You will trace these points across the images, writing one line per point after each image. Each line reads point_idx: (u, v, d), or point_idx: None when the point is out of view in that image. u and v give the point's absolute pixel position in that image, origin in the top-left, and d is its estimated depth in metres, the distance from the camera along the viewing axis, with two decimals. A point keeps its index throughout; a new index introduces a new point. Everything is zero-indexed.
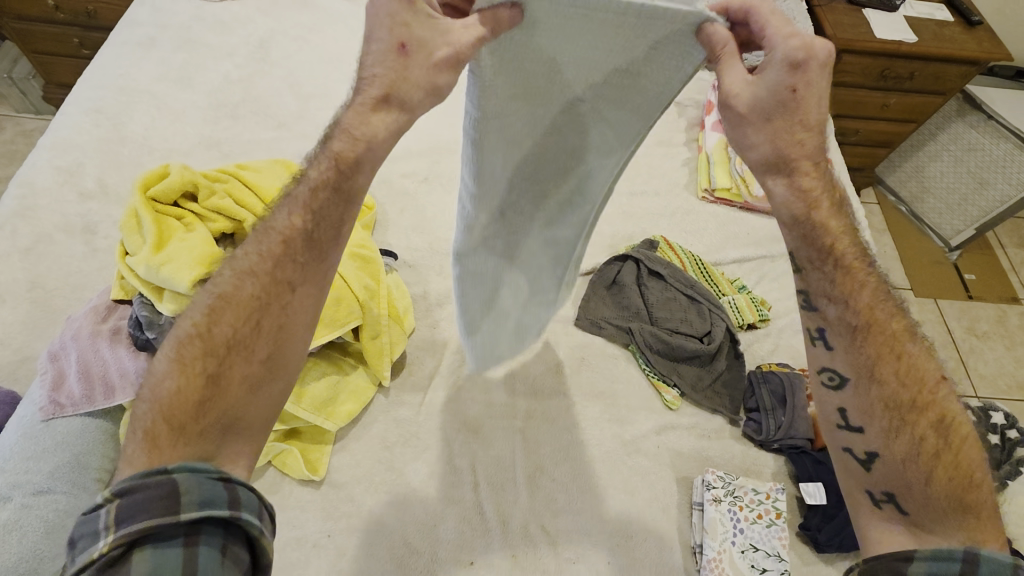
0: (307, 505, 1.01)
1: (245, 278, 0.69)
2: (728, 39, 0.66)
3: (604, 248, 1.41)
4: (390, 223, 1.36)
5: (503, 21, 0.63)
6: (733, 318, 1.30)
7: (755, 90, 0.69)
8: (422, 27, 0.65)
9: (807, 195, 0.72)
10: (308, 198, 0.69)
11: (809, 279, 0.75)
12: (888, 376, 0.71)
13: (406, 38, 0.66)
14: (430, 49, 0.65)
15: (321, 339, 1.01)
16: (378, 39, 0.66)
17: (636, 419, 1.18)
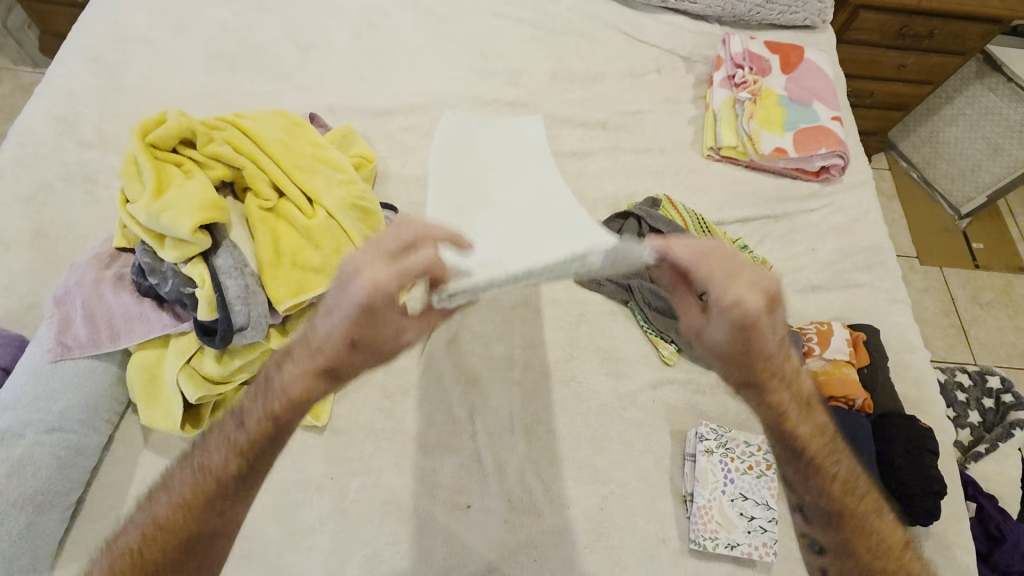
0: (309, 449, 1.04)
1: (150, 536, 0.71)
2: (704, 264, 0.73)
3: (606, 205, 1.40)
4: (390, 177, 1.36)
5: (437, 319, 0.74)
6: None
7: (710, 330, 0.78)
8: (375, 333, 0.69)
9: (803, 440, 0.83)
10: (274, 404, 0.74)
11: (811, 445, 0.83)
12: (833, 490, 0.83)
13: (357, 339, 0.69)
14: (382, 345, 0.71)
15: (321, 289, 1.00)
16: (333, 324, 0.69)
17: (632, 374, 1.19)
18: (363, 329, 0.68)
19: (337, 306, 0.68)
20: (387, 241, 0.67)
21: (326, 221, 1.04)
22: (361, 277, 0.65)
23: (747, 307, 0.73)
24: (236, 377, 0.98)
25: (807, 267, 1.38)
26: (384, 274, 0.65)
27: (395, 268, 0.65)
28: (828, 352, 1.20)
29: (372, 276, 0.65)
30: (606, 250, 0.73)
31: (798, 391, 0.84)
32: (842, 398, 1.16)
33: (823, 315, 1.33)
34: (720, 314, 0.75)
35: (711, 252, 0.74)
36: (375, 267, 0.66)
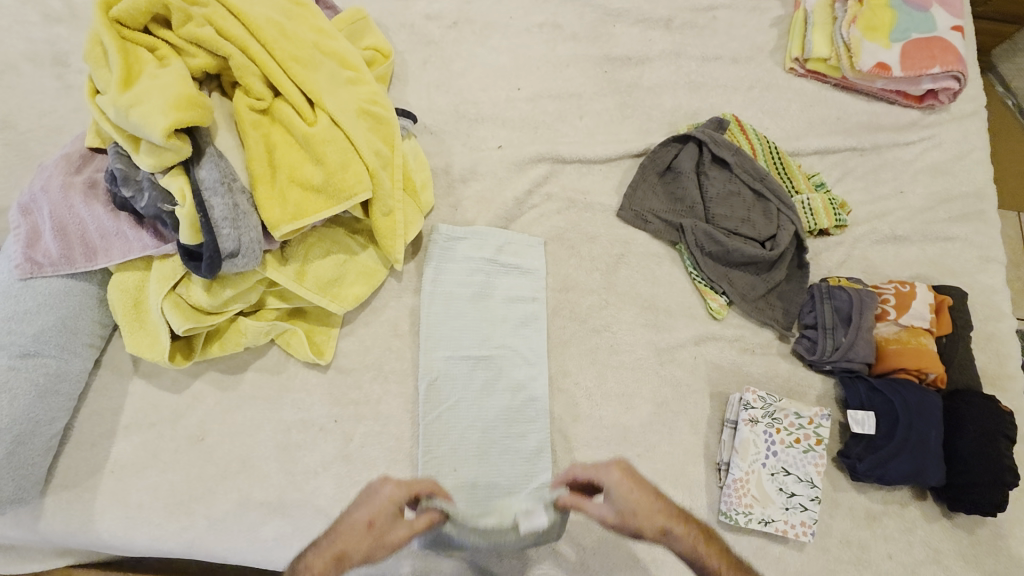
0: (312, 388, 0.95)
1: None
2: (569, 474, 0.84)
3: (661, 126, 1.19)
4: (409, 78, 1.15)
5: (432, 520, 0.77)
6: (804, 221, 1.10)
7: (597, 505, 0.81)
8: (384, 512, 0.78)
9: (695, 557, 0.80)
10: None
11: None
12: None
13: (375, 517, 0.78)
14: (385, 548, 0.76)
15: (323, 212, 0.85)
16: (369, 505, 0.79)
17: (674, 327, 1.06)
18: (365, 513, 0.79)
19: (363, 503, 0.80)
20: (389, 483, 0.81)
21: (330, 130, 0.86)
22: (381, 494, 0.80)
23: (649, 499, 0.80)
24: (229, 308, 0.87)
25: (891, 214, 1.18)
26: (390, 491, 0.79)
27: (398, 495, 0.79)
28: (906, 318, 1.02)
29: (382, 493, 0.80)
30: (546, 506, 0.82)
31: (704, 539, 0.81)
32: (914, 371, 1.00)
33: (904, 271, 1.14)
34: (633, 504, 0.80)
35: (636, 474, 0.83)
36: (382, 487, 0.80)
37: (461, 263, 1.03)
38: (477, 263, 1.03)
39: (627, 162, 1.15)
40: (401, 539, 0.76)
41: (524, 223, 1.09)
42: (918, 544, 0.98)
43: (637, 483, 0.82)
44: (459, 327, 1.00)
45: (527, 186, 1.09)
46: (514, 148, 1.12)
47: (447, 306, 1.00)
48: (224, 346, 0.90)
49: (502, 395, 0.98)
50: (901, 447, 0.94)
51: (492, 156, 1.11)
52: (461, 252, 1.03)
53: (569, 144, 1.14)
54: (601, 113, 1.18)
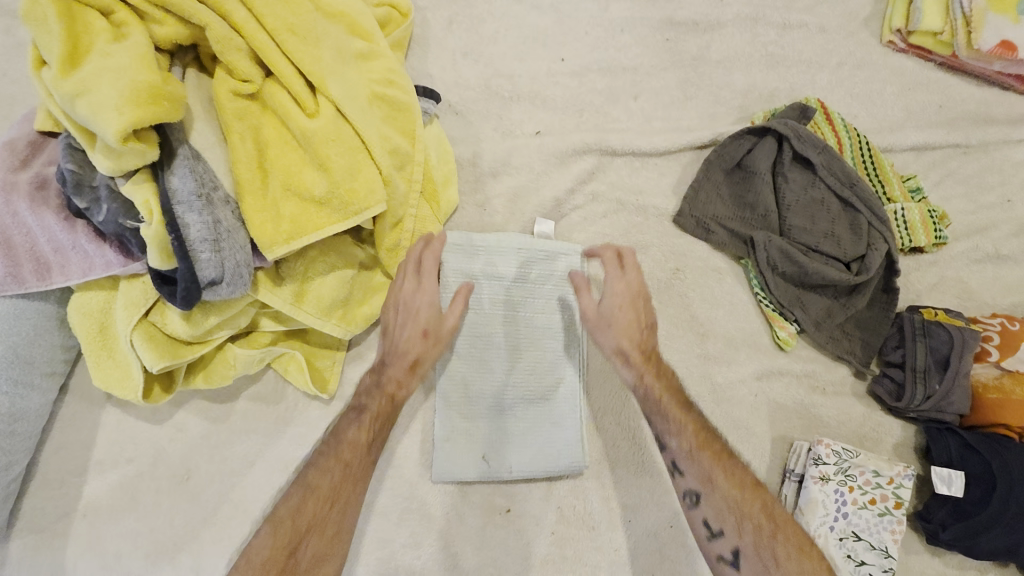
0: (313, 422, 0.82)
1: (296, 493, 0.64)
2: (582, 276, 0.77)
3: (730, 111, 0.99)
4: (431, 42, 0.95)
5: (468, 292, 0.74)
6: (897, 237, 0.93)
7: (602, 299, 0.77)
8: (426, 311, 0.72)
9: (643, 382, 0.76)
10: (365, 416, 0.70)
11: (710, 495, 0.70)
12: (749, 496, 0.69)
13: (427, 324, 0.72)
14: (444, 327, 0.72)
15: (326, 230, 0.69)
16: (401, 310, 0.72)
17: (733, 358, 0.91)
18: (405, 316, 0.72)
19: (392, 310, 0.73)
20: (406, 274, 0.73)
21: (335, 124, 0.69)
22: (417, 297, 0.72)
23: (636, 317, 0.77)
24: (213, 336, 0.73)
25: (997, 228, 0.99)
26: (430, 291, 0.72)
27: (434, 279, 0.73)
28: (1011, 363, 0.87)
29: (420, 297, 0.72)
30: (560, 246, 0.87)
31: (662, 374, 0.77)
32: (1015, 428, 0.84)
33: (1006, 298, 0.97)
34: (620, 307, 0.76)
35: (642, 296, 0.77)
36: (419, 284, 0.72)
37: (496, 259, 0.85)
38: (516, 259, 0.85)
39: (688, 156, 0.96)
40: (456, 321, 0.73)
41: (564, 228, 0.92)
42: None
43: (626, 300, 0.77)
44: (487, 336, 0.84)
45: (570, 183, 0.92)
46: (555, 136, 0.94)
47: (472, 306, 0.84)
48: (209, 378, 0.77)
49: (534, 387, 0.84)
50: (998, 519, 0.79)
51: (529, 144, 0.93)
52: (499, 244, 0.85)
53: (620, 132, 0.95)
54: (659, 92, 0.98)
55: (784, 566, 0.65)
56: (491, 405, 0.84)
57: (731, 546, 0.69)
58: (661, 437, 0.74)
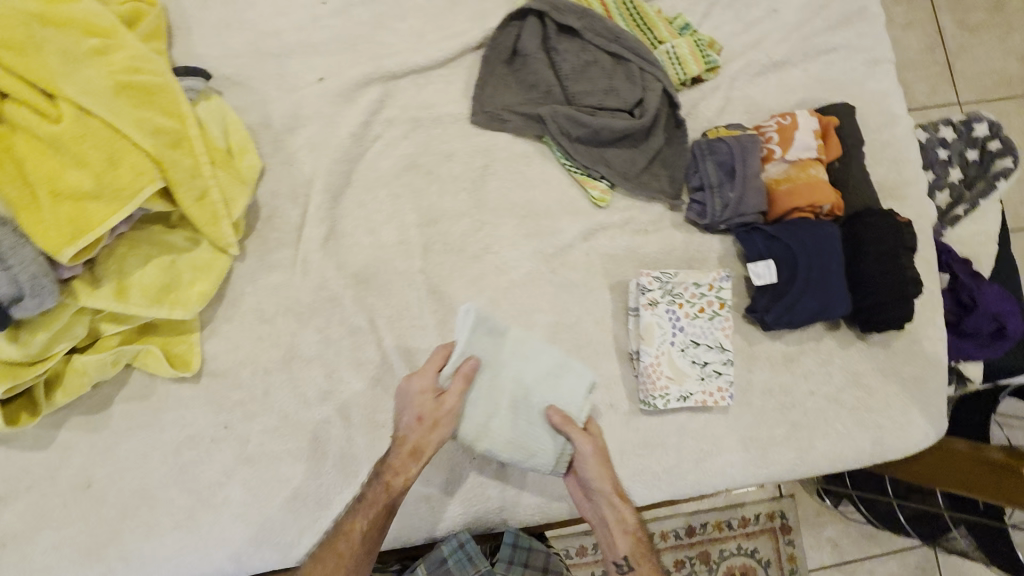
0: (188, 401, 0.88)
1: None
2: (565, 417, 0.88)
3: (497, 4, 1.02)
4: (191, 24, 0.96)
5: (467, 371, 0.84)
6: (671, 74, 1.00)
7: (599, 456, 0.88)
8: (408, 405, 0.84)
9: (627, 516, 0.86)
10: (354, 535, 0.80)
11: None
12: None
13: (421, 411, 0.84)
14: (436, 410, 0.83)
15: (110, 222, 0.73)
16: (403, 412, 0.84)
17: (558, 228, 0.98)
18: (408, 409, 0.84)
19: (414, 401, 0.84)
20: (415, 377, 0.85)
21: (81, 122, 0.72)
22: (412, 388, 0.84)
23: (612, 479, 0.87)
24: (54, 350, 0.78)
25: (767, 39, 1.06)
26: (428, 383, 0.84)
27: (434, 371, 0.85)
28: (793, 153, 0.95)
29: (415, 387, 0.84)
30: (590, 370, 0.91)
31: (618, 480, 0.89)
32: (807, 208, 0.94)
33: (791, 98, 1.05)
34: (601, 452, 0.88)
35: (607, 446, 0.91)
36: (413, 383, 0.85)
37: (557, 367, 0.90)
38: (541, 360, 0.90)
39: (469, 59, 1.01)
40: (452, 408, 0.83)
41: (370, 159, 0.97)
42: (837, 372, 1.00)
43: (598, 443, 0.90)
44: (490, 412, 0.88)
45: (362, 116, 0.96)
46: (335, 77, 0.97)
47: (511, 423, 0.88)
48: (68, 392, 0.81)
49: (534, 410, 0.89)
50: (804, 288, 0.91)
51: (313, 92, 0.96)
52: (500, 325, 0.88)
53: (394, 54, 0.99)
54: (424, 7, 1.01)
55: None
56: (486, 422, 0.88)
57: None
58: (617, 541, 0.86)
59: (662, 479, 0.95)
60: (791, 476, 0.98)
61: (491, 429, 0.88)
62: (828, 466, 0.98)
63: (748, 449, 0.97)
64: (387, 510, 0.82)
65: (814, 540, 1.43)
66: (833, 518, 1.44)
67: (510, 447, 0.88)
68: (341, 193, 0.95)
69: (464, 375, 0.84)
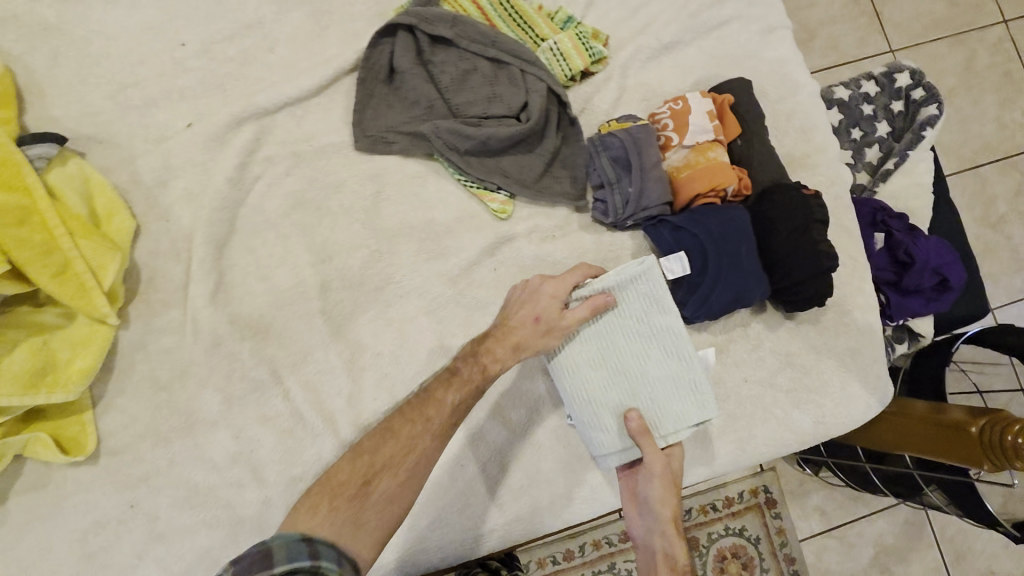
0: (88, 484, 0.83)
1: (353, 473, 0.70)
2: (643, 425, 0.82)
3: (369, 21, 0.98)
4: (44, 86, 0.91)
5: (597, 305, 0.80)
6: (556, 70, 0.96)
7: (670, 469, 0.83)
8: (518, 313, 0.79)
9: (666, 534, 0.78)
10: (404, 453, 0.72)
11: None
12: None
13: (542, 315, 0.79)
14: (556, 325, 0.79)
15: None
16: (530, 304, 0.80)
17: (463, 246, 0.94)
18: (529, 308, 0.80)
19: (537, 306, 0.80)
20: (554, 287, 0.81)
21: None
22: (542, 293, 0.80)
23: (674, 504, 0.81)
24: None
25: (656, 21, 1.02)
26: (554, 292, 0.81)
27: (568, 288, 0.81)
28: (689, 138, 0.91)
29: (544, 293, 0.80)
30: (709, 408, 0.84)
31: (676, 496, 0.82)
32: (711, 193, 0.91)
33: (687, 79, 1.01)
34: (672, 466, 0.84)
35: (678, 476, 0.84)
36: (544, 288, 0.81)
37: (644, 312, 0.84)
38: (682, 359, 0.84)
39: (347, 83, 0.96)
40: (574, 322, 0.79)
41: (254, 202, 0.92)
42: (770, 355, 0.96)
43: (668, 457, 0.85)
44: (637, 364, 0.84)
45: (238, 157, 0.91)
46: (205, 121, 0.92)
47: (606, 378, 0.84)
48: None
49: (664, 387, 0.84)
50: (716, 279, 0.88)
51: (182, 140, 0.91)
52: (641, 289, 0.84)
53: (265, 88, 0.94)
54: (291, 35, 0.96)
55: None
56: (591, 367, 0.84)
57: None
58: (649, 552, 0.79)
59: (602, 492, 0.91)
60: (735, 468, 0.95)
61: (589, 378, 0.85)
62: (771, 453, 0.95)
63: (686, 448, 0.93)
64: (441, 430, 0.74)
65: (802, 510, 1.33)
66: (819, 485, 1.34)
67: (587, 410, 0.85)
68: (227, 242, 0.91)
69: (592, 304, 0.79)
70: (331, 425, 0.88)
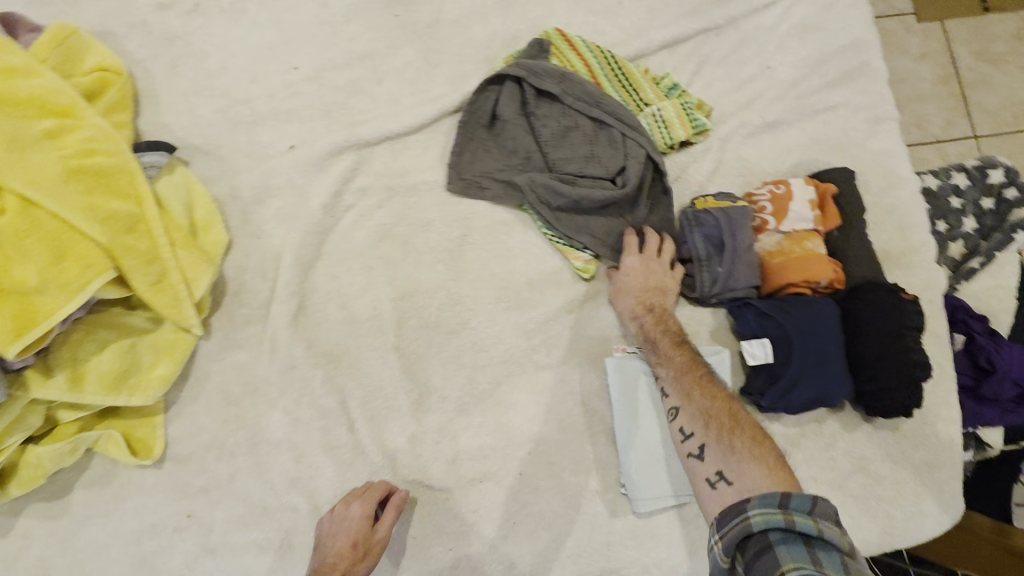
0: (151, 488, 0.85)
1: None
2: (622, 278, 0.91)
3: (478, 66, 0.99)
4: (161, 92, 0.94)
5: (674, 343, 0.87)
6: (657, 137, 0.96)
7: (630, 273, 0.90)
8: (337, 533, 0.81)
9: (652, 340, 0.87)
10: None
11: (686, 406, 0.81)
12: (706, 401, 0.80)
13: (358, 536, 0.80)
14: (365, 544, 0.80)
15: (54, 316, 0.70)
16: (350, 516, 0.81)
17: (541, 300, 0.93)
18: (340, 533, 0.80)
19: (329, 537, 0.81)
20: (353, 503, 0.82)
21: (27, 214, 0.70)
22: (351, 516, 0.81)
23: (648, 300, 0.89)
24: (5, 444, 0.75)
25: (761, 98, 1.01)
26: (360, 510, 0.81)
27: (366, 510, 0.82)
28: (787, 225, 0.89)
29: (353, 515, 0.81)
30: None
31: (660, 318, 0.88)
32: (803, 283, 0.88)
33: (786, 161, 1.00)
34: (630, 274, 0.90)
35: (651, 264, 0.90)
36: (349, 509, 0.82)
37: None
38: None
39: (448, 123, 0.97)
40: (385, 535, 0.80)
41: (343, 231, 0.93)
42: (841, 457, 0.92)
43: (643, 267, 0.90)
44: None
45: (334, 185, 0.93)
46: (307, 145, 0.94)
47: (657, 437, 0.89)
48: (22, 484, 0.78)
49: None
50: (800, 372, 0.85)
51: (283, 161, 0.93)
52: None
53: (370, 120, 0.95)
54: (400, 70, 0.98)
55: (738, 454, 0.73)
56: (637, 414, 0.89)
57: (714, 468, 0.75)
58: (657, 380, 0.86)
59: (653, 572, 0.88)
60: None
61: (638, 426, 0.89)
62: None
63: None
64: None
65: None
66: None
67: (630, 451, 0.88)
68: (313, 266, 0.92)
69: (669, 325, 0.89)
70: (391, 463, 0.88)
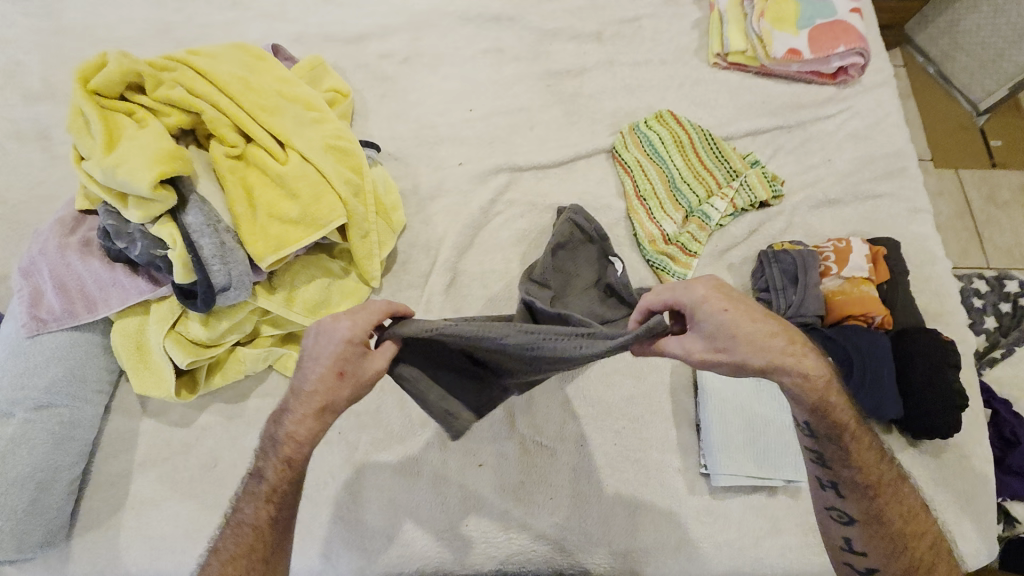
0: None
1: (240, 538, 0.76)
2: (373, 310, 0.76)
3: (606, 127, 1.30)
4: (370, 112, 1.24)
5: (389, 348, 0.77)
6: (745, 197, 1.21)
7: (714, 324, 0.75)
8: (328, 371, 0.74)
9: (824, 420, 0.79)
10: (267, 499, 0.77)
11: (866, 524, 0.81)
12: (895, 516, 0.80)
13: (342, 369, 0.73)
14: (356, 378, 0.74)
15: (303, 241, 0.93)
16: (323, 355, 0.74)
17: None
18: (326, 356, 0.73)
19: (308, 364, 0.74)
20: (341, 319, 0.74)
21: (300, 167, 0.95)
22: (336, 333, 0.73)
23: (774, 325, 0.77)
24: (226, 339, 0.94)
25: (823, 181, 1.29)
26: (346, 330, 0.73)
27: (354, 335, 0.73)
28: (847, 271, 1.12)
29: (338, 333, 0.73)
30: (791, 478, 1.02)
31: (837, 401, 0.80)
32: (860, 316, 1.09)
33: (843, 229, 1.25)
34: (726, 320, 0.74)
35: (723, 288, 0.77)
36: (337, 324, 0.74)
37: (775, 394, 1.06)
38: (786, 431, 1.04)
39: (579, 164, 1.25)
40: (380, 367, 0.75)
41: (491, 229, 1.17)
42: None
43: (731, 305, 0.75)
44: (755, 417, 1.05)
45: (490, 195, 1.18)
46: (474, 163, 1.21)
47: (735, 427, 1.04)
48: (225, 375, 0.97)
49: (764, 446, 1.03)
50: (859, 386, 1.03)
51: (454, 173, 1.20)
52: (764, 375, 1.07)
53: (523, 154, 1.23)
54: (549, 122, 1.28)
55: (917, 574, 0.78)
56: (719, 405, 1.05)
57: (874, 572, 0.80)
58: (824, 462, 0.82)
59: (724, 550, 1.00)
60: None
61: (720, 414, 1.04)
62: None
63: (808, 534, 1.01)
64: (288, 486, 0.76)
65: None
66: None
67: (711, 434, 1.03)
68: (465, 252, 1.15)
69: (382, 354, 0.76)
70: (509, 415, 1.05)
